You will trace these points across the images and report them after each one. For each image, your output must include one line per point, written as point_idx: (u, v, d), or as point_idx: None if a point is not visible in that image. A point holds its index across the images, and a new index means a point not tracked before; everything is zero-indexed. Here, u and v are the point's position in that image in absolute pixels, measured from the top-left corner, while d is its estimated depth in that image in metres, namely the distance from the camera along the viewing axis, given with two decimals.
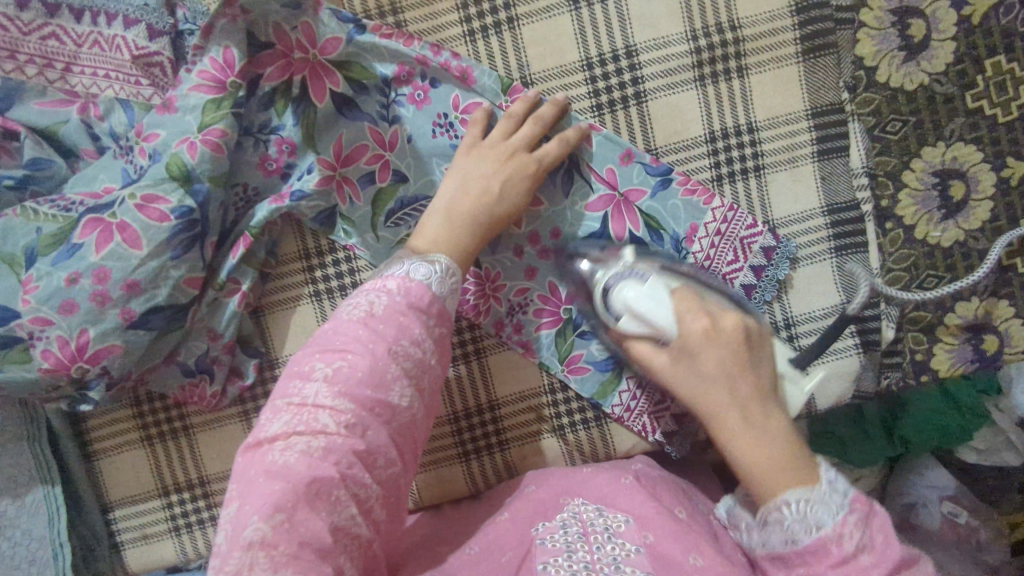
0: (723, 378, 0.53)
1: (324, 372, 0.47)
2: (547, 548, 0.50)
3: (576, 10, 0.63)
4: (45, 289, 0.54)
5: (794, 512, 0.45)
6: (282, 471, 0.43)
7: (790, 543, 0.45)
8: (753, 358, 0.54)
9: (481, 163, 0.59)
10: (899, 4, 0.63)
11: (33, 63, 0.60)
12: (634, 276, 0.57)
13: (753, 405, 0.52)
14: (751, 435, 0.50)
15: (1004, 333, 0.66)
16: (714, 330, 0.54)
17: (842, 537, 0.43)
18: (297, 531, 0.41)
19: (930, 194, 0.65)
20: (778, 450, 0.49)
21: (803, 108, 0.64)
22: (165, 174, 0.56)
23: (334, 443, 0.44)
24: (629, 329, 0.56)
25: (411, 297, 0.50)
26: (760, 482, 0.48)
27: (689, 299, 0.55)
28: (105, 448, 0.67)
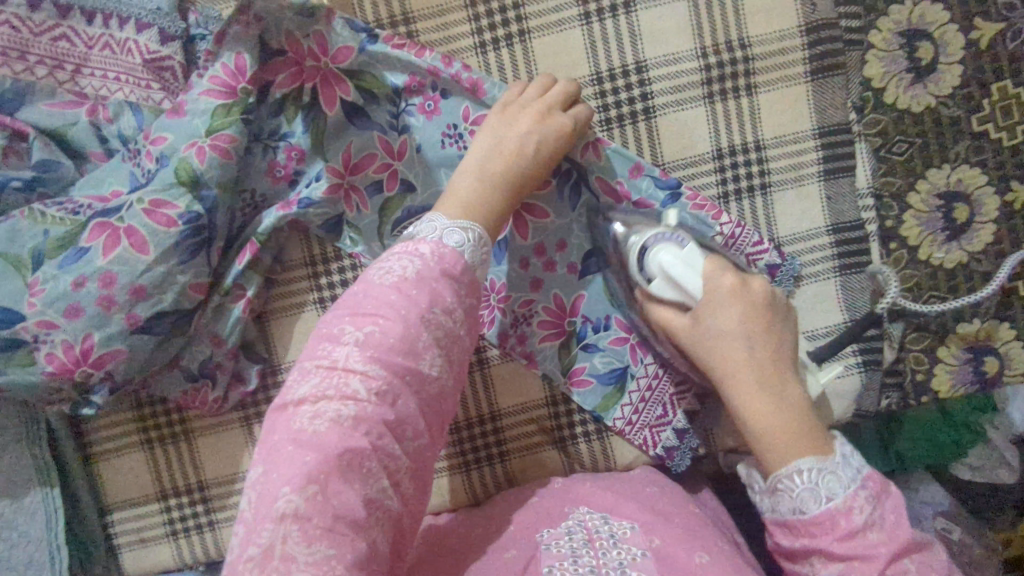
0: (744, 339, 0.53)
1: (355, 335, 0.46)
2: (552, 552, 0.52)
3: (587, 24, 0.63)
4: (51, 292, 0.54)
5: (805, 481, 0.47)
6: (314, 440, 0.42)
7: (797, 512, 0.47)
8: (775, 322, 0.54)
9: (518, 121, 0.58)
10: (909, 26, 0.63)
11: (43, 64, 0.59)
12: (674, 240, 0.55)
13: (771, 365, 0.52)
14: (767, 399, 0.51)
15: (1004, 355, 0.66)
16: (742, 294, 0.53)
17: (852, 510, 0.45)
18: (331, 502, 0.41)
19: (934, 215, 0.65)
20: (794, 421, 0.50)
21: (810, 128, 0.64)
22: (174, 178, 0.56)
23: (365, 411, 0.43)
24: (661, 293, 0.56)
25: (445, 265, 0.49)
26: (769, 446, 0.50)
27: (721, 263, 0.55)
28: (105, 451, 0.67)
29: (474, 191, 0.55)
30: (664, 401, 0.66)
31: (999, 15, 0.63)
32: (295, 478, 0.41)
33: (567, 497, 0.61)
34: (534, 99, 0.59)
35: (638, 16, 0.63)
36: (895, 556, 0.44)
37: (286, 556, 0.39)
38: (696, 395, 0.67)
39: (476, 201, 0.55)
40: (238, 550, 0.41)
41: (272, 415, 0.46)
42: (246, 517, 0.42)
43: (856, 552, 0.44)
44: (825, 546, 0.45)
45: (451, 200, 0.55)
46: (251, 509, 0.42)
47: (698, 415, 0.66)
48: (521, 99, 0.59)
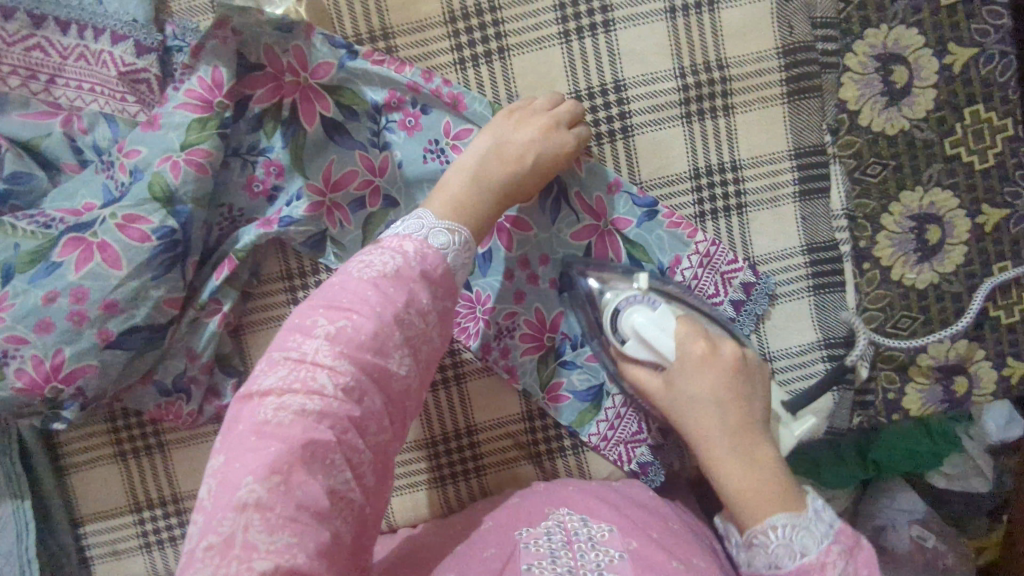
0: (716, 404, 0.55)
1: (326, 329, 0.44)
2: (530, 551, 0.52)
3: (567, 42, 0.64)
4: (21, 307, 0.53)
5: (780, 536, 0.47)
6: (276, 431, 0.41)
7: (773, 566, 0.47)
8: (748, 386, 0.56)
9: (523, 129, 0.58)
10: (884, 50, 0.64)
11: (17, 75, 0.59)
12: (645, 301, 0.58)
13: (744, 430, 0.54)
14: (742, 463, 0.52)
15: (974, 375, 0.67)
16: (713, 357, 0.56)
17: (825, 565, 0.45)
18: (294, 493, 0.40)
19: (907, 236, 0.66)
20: (768, 480, 0.51)
21: (785, 149, 0.65)
22: (147, 194, 0.55)
23: (330, 407, 0.42)
24: (635, 353, 0.58)
25: (425, 266, 0.48)
26: (745, 506, 0.50)
27: (691, 327, 0.57)
28: (78, 463, 0.67)
29: (463, 188, 0.55)
30: (640, 418, 0.66)
31: (973, 40, 0.63)
32: (254, 466, 0.40)
33: (547, 498, 0.61)
34: (542, 110, 0.60)
35: (617, 35, 0.64)
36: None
37: (247, 545, 0.38)
38: None
39: (464, 198, 0.55)
40: (194, 539, 0.39)
41: (237, 404, 0.44)
42: (205, 505, 0.40)
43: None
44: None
45: (439, 194, 0.55)
46: (209, 497, 0.40)
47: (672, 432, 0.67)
48: (530, 108, 0.60)
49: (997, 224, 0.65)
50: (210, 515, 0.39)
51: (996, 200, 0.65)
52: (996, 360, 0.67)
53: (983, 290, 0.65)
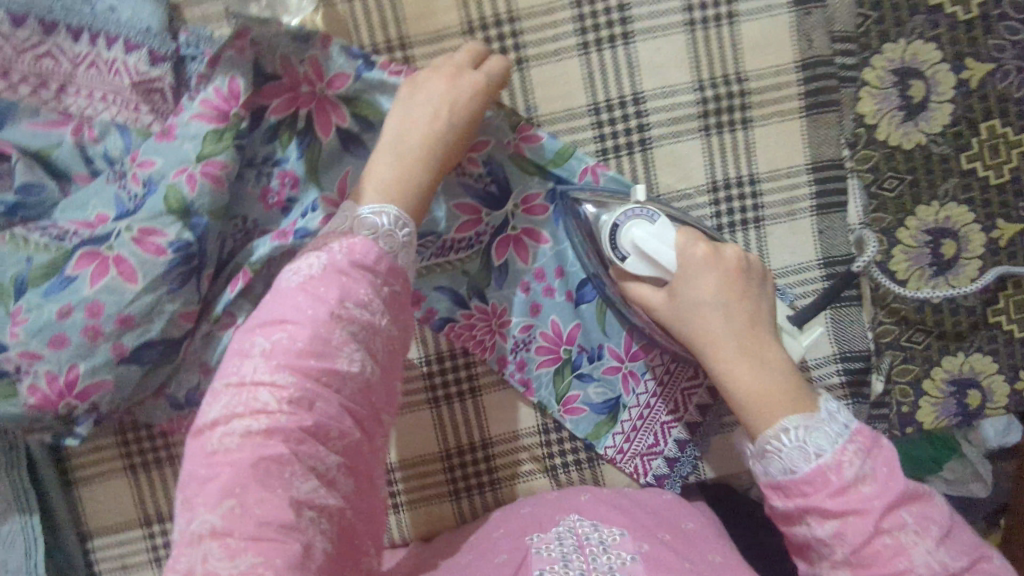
0: (721, 307, 0.54)
1: (263, 346, 0.43)
2: (541, 557, 0.51)
3: (586, 54, 0.63)
4: (34, 321, 0.52)
5: (793, 440, 0.47)
6: (225, 457, 0.41)
7: (789, 472, 0.46)
8: (750, 287, 0.56)
9: (426, 88, 0.56)
10: (901, 64, 0.63)
11: (27, 83, 0.58)
12: (644, 214, 0.56)
13: (750, 334, 0.54)
14: (751, 365, 0.52)
15: (986, 389, 0.67)
16: (715, 260, 0.55)
17: (842, 466, 0.45)
18: (252, 512, 0.39)
19: (923, 251, 0.66)
20: (779, 383, 0.51)
21: (803, 163, 0.65)
22: (163, 207, 0.54)
23: (277, 422, 0.41)
24: (637, 270, 0.56)
25: (353, 255, 0.46)
26: (758, 410, 0.51)
27: (691, 233, 0.56)
28: (87, 476, 0.66)
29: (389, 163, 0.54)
30: (655, 431, 0.66)
31: (990, 55, 0.63)
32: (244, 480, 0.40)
33: (559, 508, 0.61)
34: (443, 65, 0.57)
35: (636, 47, 0.63)
36: (890, 509, 0.44)
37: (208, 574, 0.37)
38: (688, 425, 0.66)
39: (395, 178, 0.54)
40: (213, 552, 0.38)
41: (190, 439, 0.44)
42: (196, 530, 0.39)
43: (849, 507, 0.44)
44: (818, 504, 0.45)
45: (369, 181, 0.54)
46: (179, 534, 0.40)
47: (688, 444, 0.67)
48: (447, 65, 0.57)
49: (1011, 239, 0.65)
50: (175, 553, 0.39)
51: (1012, 214, 0.65)
52: (1009, 373, 0.67)
53: (983, 280, 0.65)
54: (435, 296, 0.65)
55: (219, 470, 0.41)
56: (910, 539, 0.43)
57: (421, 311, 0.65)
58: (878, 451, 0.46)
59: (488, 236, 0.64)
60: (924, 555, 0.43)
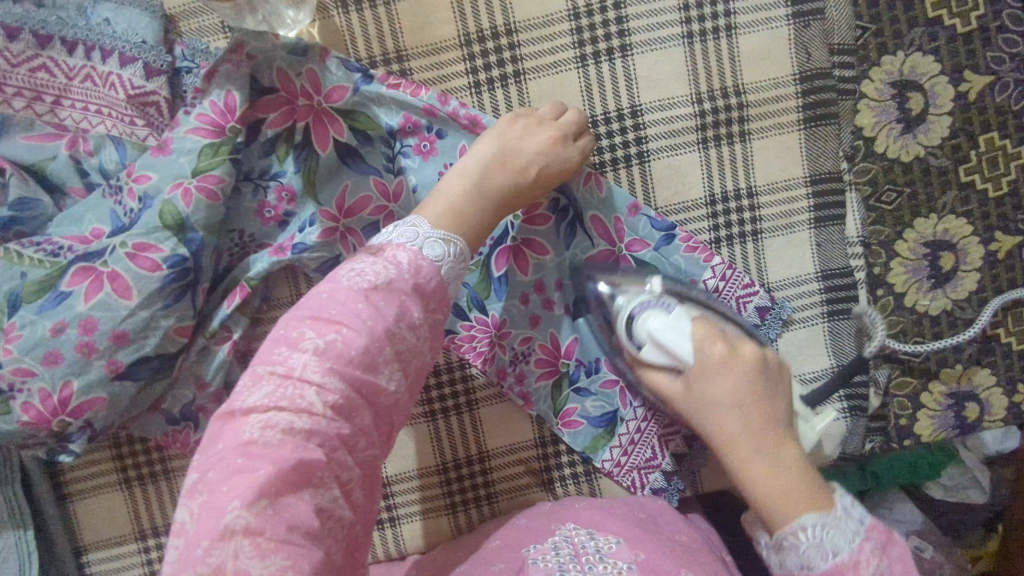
0: (736, 407, 0.53)
1: (316, 343, 0.42)
2: (539, 567, 0.51)
3: (583, 67, 0.63)
4: (29, 338, 0.52)
5: (810, 538, 0.46)
6: (264, 451, 0.39)
7: (805, 569, 0.46)
8: (769, 383, 0.55)
9: (529, 139, 0.58)
10: (900, 77, 0.64)
11: (21, 96, 0.57)
12: (660, 306, 0.57)
13: (766, 432, 0.52)
14: (766, 463, 0.51)
15: (985, 402, 0.67)
16: (732, 360, 0.55)
17: (859, 563, 0.44)
18: (281, 516, 0.38)
19: (921, 263, 0.66)
20: (796, 483, 0.49)
21: (802, 176, 0.65)
22: (158, 222, 0.54)
23: (319, 425, 0.40)
24: (653, 359, 0.57)
25: (420, 279, 0.46)
26: (773, 508, 0.49)
27: (706, 330, 0.56)
28: (81, 491, 0.65)
29: (464, 198, 0.54)
30: (653, 445, 0.66)
31: (989, 67, 0.63)
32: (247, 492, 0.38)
33: (553, 517, 0.61)
34: (548, 120, 0.60)
35: (634, 60, 0.63)
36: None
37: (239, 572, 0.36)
38: (684, 438, 0.66)
39: (462, 206, 0.53)
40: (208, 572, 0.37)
41: (217, 420, 0.42)
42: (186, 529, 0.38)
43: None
44: None
45: (437, 201, 0.53)
46: (191, 521, 0.38)
47: (685, 458, 0.67)
48: (535, 117, 0.59)
49: (1010, 251, 0.65)
50: (190, 543, 0.37)
51: (1010, 227, 0.65)
52: (1007, 386, 0.67)
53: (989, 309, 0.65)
54: None
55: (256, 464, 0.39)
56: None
57: None
58: (891, 547, 0.45)
59: (487, 246, 0.64)
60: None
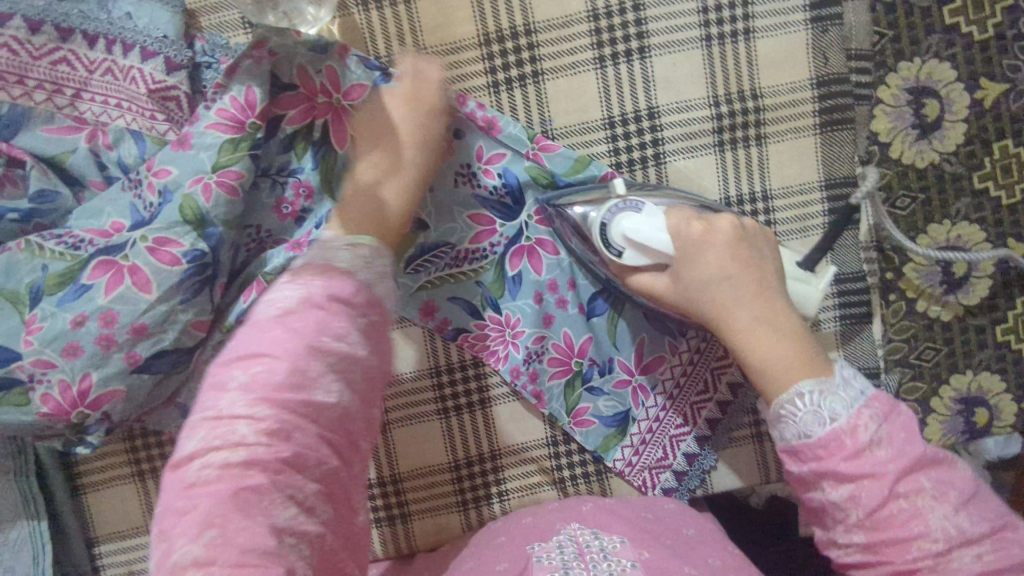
0: (727, 282, 0.56)
1: (240, 380, 0.42)
2: (544, 565, 0.51)
3: (601, 68, 0.63)
4: (49, 330, 0.52)
5: (807, 404, 0.49)
6: (203, 489, 0.40)
7: (803, 437, 0.48)
8: (754, 255, 0.57)
9: (380, 128, 0.58)
10: (916, 83, 0.64)
11: (42, 89, 0.57)
12: (630, 207, 0.58)
13: (758, 302, 0.55)
14: (764, 330, 0.54)
15: (994, 407, 0.68)
16: (710, 235, 0.57)
17: (856, 429, 0.46)
18: (234, 541, 0.38)
19: (934, 269, 0.66)
20: (793, 348, 0.53)
21: (817, 179, 0.65)
22: (179, 217, 0.54)
23: (257, 454, 0.40)
24: (633, 263, 0.58)
25: (329, 291, 0.47)
26: (774, 375, 0.52)
27: (682, 215, 0.58)
28: (94, 482, 0.66)
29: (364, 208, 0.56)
30: (664, 444, 0.67)
31: (1004, 75, 0.64)
32: (223, 508, 0.39)
33: (560, 516, 0.61)
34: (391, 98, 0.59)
35: (651, 62, 0.63)
36: (905, 472, 0.45)
37: None
38: (696, 438, 0.67)
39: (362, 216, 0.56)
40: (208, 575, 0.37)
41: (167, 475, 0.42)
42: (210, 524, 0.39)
43: (865, 470, 0.46)
44: (833, 467, 0.46)
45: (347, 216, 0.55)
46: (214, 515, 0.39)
47: (697, 457, 0.67)
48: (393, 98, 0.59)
49: None
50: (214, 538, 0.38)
51: None
52: (1017, 392, 0.67)
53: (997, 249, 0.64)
54: (449, 306, 0.65)
55: (197, 502, 0.40)
56: (926, 502, 0.45)
57: (434, 321, 0.65)
58: (895, 416, 0.47)
59: (502, 246, 0.64)
60: (941, 519, 0.44)
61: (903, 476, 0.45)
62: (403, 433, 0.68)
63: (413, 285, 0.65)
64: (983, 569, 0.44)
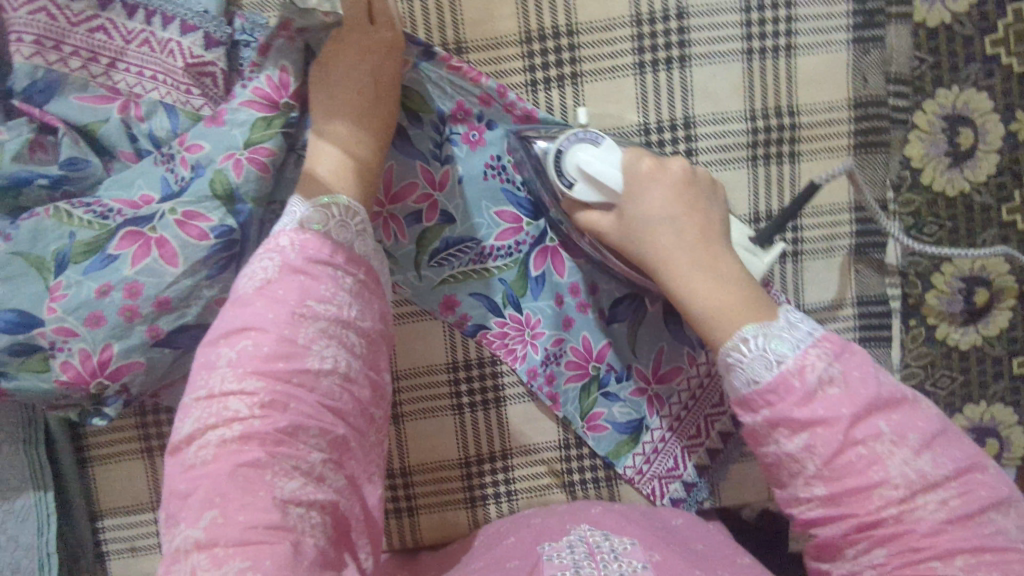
0: (669, 219, 0.54)
1: (229, 356, 0.44)
2: (554, 563, 0.51)
3: (641, 74, 0.63)
4: (72, 298, 0.52)
5: (754, 348, 0.45)
6: (203, 469, 0.41)
7: (752, 384, 0.44)
8: (702, 200, 0.56)
9: (339, 66, 0.55)
10: (952, 111, 0.64)
11: (78, 56, 0.57)
12: (588, 140, 0.57)
13: (700, 246, 0.53)
14: (705, 276, 0.52)
15: (1004, 439, 0.68)
16: (658, 174, 0.56)
17: (804, 370, 0.43)
18: (236, 519, 0.39)
19: (956, 297, 0.67)
20: (742, 298, 0.50)
21: (847, 202, 0.64)
22: (208, 191, 0.53)
23: (252, 427, 0.41)
24: (583, 198, 0.57)
25: (307, 253, 0.47)
26: (716, 322, 0.49)
27: (635, 154, 0.57)
28: (101, 456, 0.65)
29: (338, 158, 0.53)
30: (676, 454, 0.67)
31: None
32: (222, 485, 0.40)
33: (568, 517, 0.61)
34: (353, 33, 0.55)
35: (691, 71, 0.63)
36: (860, 417, 0.41)
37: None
38: (708, 450, 0.67)
39: (341, 172, 0.53)
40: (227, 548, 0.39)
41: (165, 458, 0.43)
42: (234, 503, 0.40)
43: (816, 416, 0.41)
44: (787, 413, 0.42)
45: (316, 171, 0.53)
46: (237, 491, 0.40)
47: (707, 470, 0.67)
48: (350, 32, 0.55)
49: None
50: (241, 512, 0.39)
51: None
52: None
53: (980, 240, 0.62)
54: (470, 302, 0.65)
55: (198, 483, 0.41)
56: (885, 448, 0.40)
57: (454, 316, 0.65)
58: (848, 354, 0.43)
59: (528, 245, 0.64)
60: (901, 464, 0.40)
61: (858, 420, 0.41)
62: (415, 425, 0.67)
63: (436, 278, 0.64)
64: (948, 515, 0.39)
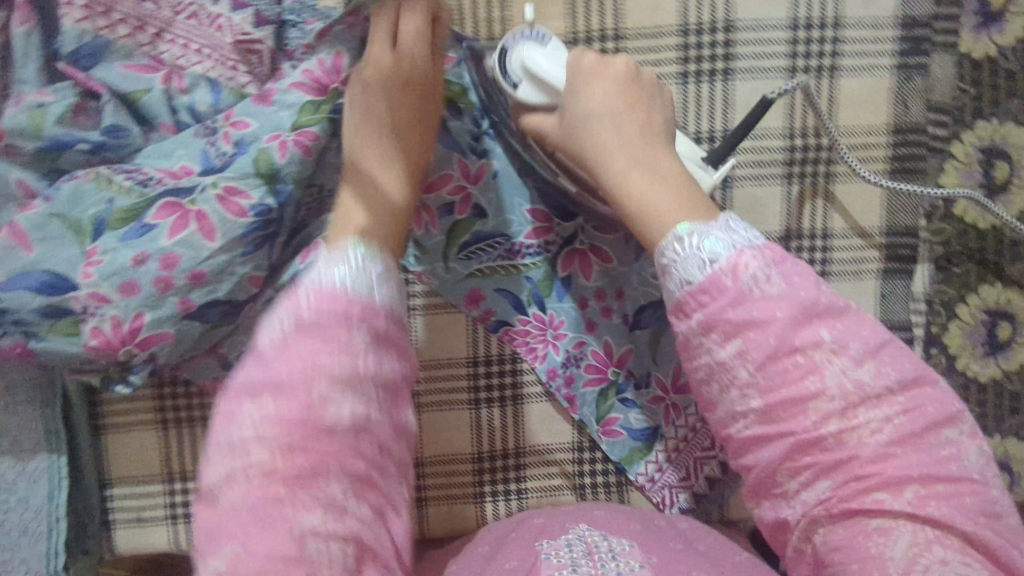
0: (609, 115, 0.52)
1: (248, 408, 0.41)
2: (551, 563, 0.51)
3: (683, 83, 0.63)
4: (108, 265, 0.52)
5: (686, 247, 0.44)
6: (224, 510, 0.39)
7: (684, 286, 0.44)
8: (644, 97, 0.54)
9: (375, 93, 0.55)
10: (989, 143, 0.64)
11: (126, 24, 0.56)
12: (535, 38, 0.54)
13: (638, 142, 0.51)
14: (643, 172, 0.50)
15: (1018, 475, 0.68)
16: (601, 71, 0.54)
17: (737, 270, 0.42)
18: (253, 557, 0.37)
19: (978, 329, 0.67)
20: (674, 197, 0.48)
21: (877, 228, 0.65)
22: (251, 168, 0.53)
23: (274, 470, 0.39)
24: (527, 99, 0.54)
25: (325, 308, 0.43)
26: (651, 221, 0.47)
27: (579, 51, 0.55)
28: (116, 425, 0.65)
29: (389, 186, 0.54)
30: (688, 464, 0.67)
31: None
32: (242, 521, 0.38)
33: (568, 516, 0.61)
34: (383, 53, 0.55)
35: (734, 85, 0.63)
36: (801, 321, 0.41)
37: None
38: (720, 463, 0.67)
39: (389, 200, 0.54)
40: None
41: None
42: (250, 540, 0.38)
43: (747, 319, 0.42)
44: (719, 313, 0.42)
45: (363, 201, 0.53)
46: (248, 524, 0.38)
47: (719, 483, 0.67)
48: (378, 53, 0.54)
49: None
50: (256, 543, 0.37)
51: None
52: None
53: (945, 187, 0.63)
54: (495, 298, 0.65)
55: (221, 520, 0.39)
56: (823, 357, 0.41)
57: (477, 311, 0.65)
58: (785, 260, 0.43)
59: (556, 245, 0.65)
60: (839, 373, 0.41)
61: (799, 326, 0.41)
62: (432, 418, 0.67)
63: (463, 271, 0.64)
64: (894, 434, 0.40)
